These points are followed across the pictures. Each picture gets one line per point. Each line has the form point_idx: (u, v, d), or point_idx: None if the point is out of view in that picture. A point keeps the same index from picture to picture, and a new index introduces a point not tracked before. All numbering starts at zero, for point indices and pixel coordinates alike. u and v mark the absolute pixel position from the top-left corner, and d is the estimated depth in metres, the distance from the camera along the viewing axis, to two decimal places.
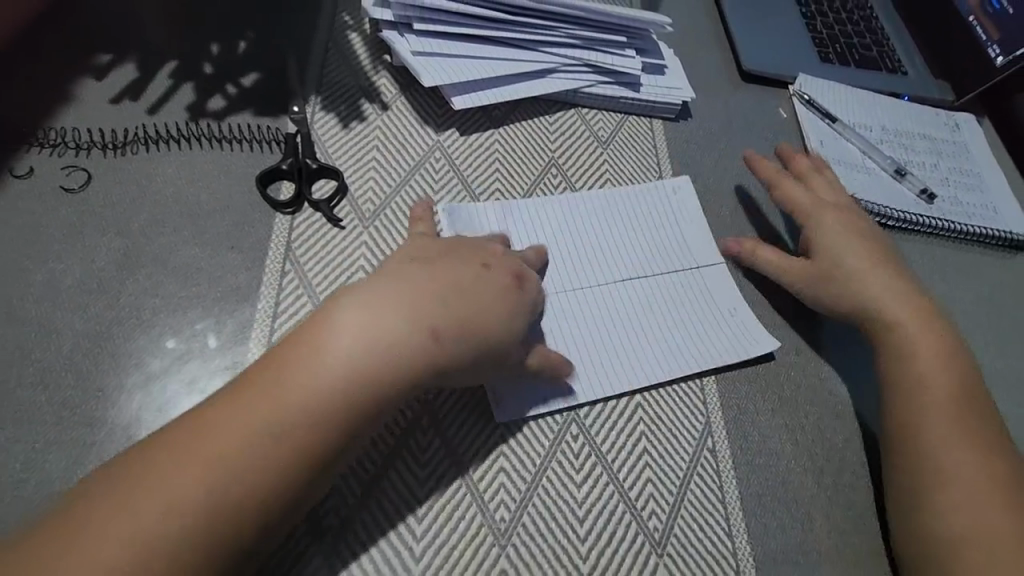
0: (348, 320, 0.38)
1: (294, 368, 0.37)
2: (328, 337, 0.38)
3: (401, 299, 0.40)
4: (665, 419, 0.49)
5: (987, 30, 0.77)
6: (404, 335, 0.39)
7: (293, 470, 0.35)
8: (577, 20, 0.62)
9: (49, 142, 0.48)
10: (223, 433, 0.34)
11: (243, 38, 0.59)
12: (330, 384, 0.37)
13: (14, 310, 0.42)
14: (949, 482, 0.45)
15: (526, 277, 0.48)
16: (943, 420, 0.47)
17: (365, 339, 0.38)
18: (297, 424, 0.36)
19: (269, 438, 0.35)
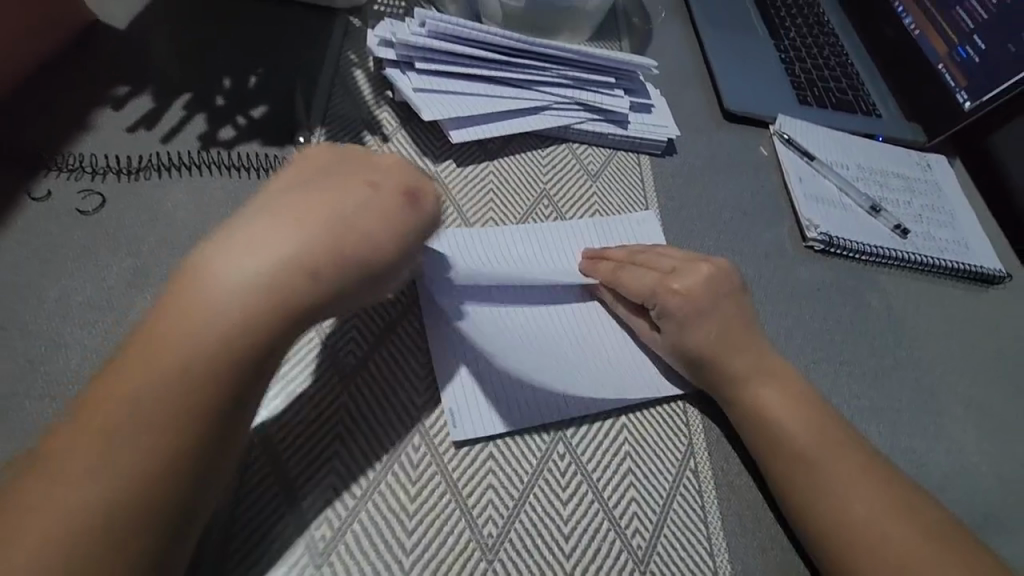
0: (215, 268, 0.35)
1: (158, 338, 0.34)
2: (191, 298, 0.34)
3: (264, 242, 0.36)
4: (649, 439, 0.51)
5: (955, 78, 0.82)
6: (271, 272, 0.36)
7: (181, 438, 0.32)
8: (569, 61, 0.66)
9: (67, 167, 0.51)
10: (95, 428, 0.32)
11: (253, 74, 0.63)
12: (206, 342, 0.34)
13: (27, 324, 0.44)
14: (830, 495, 0.46)
15: (418, 194, 0.43)
16: (801, 434, 0.49)
17: (254, 279, 0.35)
18: (171, 390, 0.33)
19: (157, 404, 0.33)
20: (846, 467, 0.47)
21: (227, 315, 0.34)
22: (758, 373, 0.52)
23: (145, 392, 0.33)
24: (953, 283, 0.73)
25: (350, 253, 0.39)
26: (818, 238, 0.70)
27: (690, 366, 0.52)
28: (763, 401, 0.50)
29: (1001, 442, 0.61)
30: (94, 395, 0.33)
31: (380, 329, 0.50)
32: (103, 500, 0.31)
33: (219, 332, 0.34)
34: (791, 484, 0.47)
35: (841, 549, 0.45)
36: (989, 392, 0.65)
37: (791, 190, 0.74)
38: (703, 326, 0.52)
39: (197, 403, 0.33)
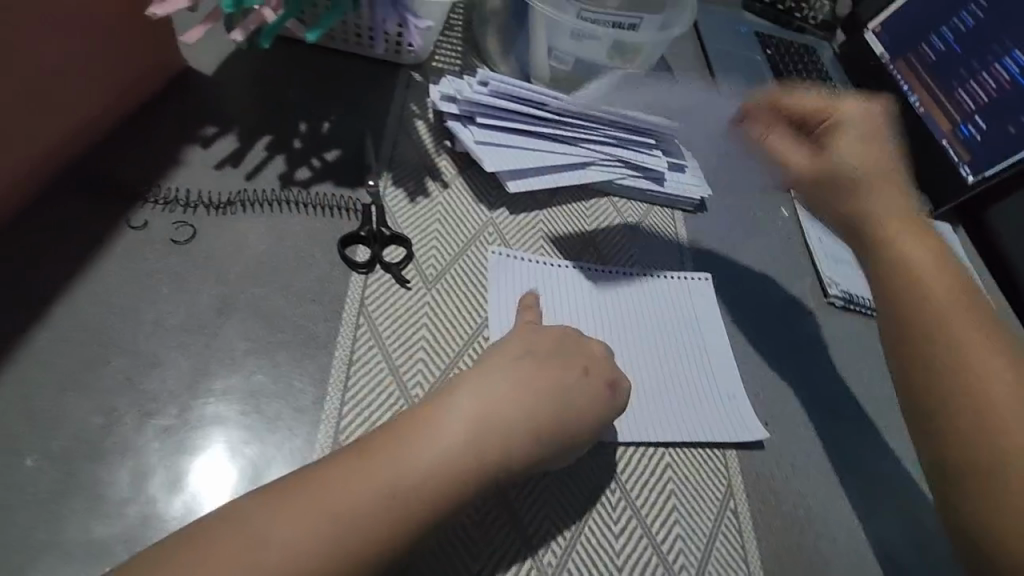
0: (454, 416, 0.43)
1: (389, 459, 0.40)
2: (429, 431, 0.42)
3: (489, 402, 0.44)
4: (692, 479, 0.54)
5: (959, 153, 0.90)
6: (495, 433, 0.43)
7: (367, 552, 0.37)
8: (614, 123, 0.72)
9: (162, 200, 0.55)
10: (308, 517, 0.37)
11: (327, 120, 0.68)
12: (422, 479, 0.40)
13: (127, 343, 0.47)
14: (968, 374, 0.47)
15: (618, 383, 0.51)
16: (912, 256, 0.53)
17: (478, 434, 0.42)
18: (382, 513, 0.38)
19: (379, 513, 0.38)
20: (951, 287, 0.51)
21: (452, 466, 0.41)
22: (898, 219, 0.55)
23: (371, 496, 0.38)
24: None
25: (542, 420, 0.45)
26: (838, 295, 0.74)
27: (848, 220, 0.57)
28: (900, 232, 0.54)
29: None
30: (309, 479, 0.39)
31: (444, 365, 0.54)
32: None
33: (440, 470, 0.40)
34: (889, 278, 0.53)
35: (918, 323, 0.50)
36: None
37: (814, 250, 0.78)
38: (874, 196, 0.56)
39: (382, 538, 0.38)
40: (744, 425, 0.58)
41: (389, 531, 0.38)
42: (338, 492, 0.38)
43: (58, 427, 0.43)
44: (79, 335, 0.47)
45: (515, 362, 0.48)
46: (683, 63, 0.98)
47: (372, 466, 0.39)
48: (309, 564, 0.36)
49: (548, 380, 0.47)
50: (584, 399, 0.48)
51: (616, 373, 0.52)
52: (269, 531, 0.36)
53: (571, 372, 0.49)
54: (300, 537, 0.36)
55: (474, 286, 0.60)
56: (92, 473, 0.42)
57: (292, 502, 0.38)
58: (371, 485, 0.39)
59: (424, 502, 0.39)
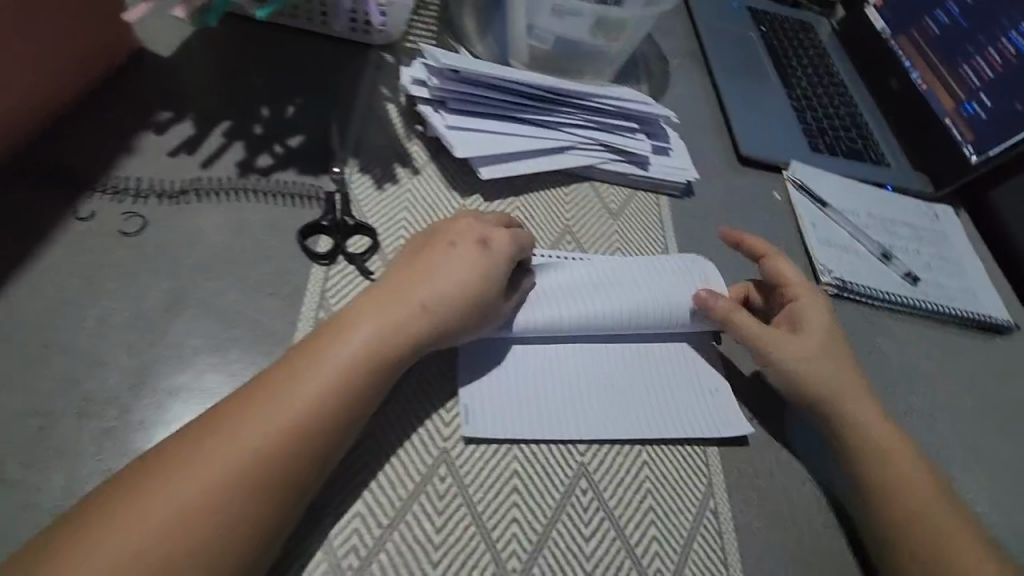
0: (349, 330, 0.44)
1: (288, 380, 0.42)
2: (327, 350, 0.43)
3: (379, 310, 0.46)
4: (670, 477, 0.51)
5: (962, 131, 0.85)
6: (391, 330, 0.45)
7: (292, 459, 0.40)
8: (593, 106, 0.69)
9: (110, 189, 0.53)
10: (225, 444, 0.39)
11: (291, 104, 0.65)
12: (324, 386, 0.42)
13: (68, 342, 0.45)
14: (916, 512, 0.50)
15: (490, 238, 0.52)
16: (854, 399, 0.55)
17: (371, 330, 0.45)
18: (300, 425, 0.41)
19: (294, 418, 0.40)
20: (873, 405, 0.55)
21: (355, 370, 0.43)
22: (832, 347, 0.57)
23: (282, 407, 0.41)
24: (962, 332, 0.74)
25: (429, 299, 0.47)
26: (831, 283, 0.71)
27: (803, 357, 0.56)
28: (826, 361, 0.56)
29: (1010, 491, 0.62)
30: (219, 413, 0.40)
31: None
32: (242, 487, 0.38)
33: (342, 366, 0.43)
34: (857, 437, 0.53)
35: (887, 475, 0.51)
36: (1000, 441, 0.66)
37: (806, 234, 0.76)
38: (821, 318, 0.59)
39: (302, 444, 0.40)
40: (730, 427, 0.55)
41: (309, 428, 0.41)
42: (253, 413, 0.40)
43: None
44: (16, 334, 0.44)
45: (404, 265, 0.49)
46: (671, 41, 0.94)
47: (278, 384, 0.41)
48: (235, 472, 0.38)
49: (424, 268, 0.49)
50: (465, 270, 0.49)
51: (482, 230, 0.53)
52: (194, 460, 0.38)
53: (442, 250, 0.50)
54: (226, 457, 0.38)
55: None
56: (24, 479, 0.40)
57: (206, 434, 0.39)
58: (279, 398, 0.41)
59: (337, 406, 0.42)
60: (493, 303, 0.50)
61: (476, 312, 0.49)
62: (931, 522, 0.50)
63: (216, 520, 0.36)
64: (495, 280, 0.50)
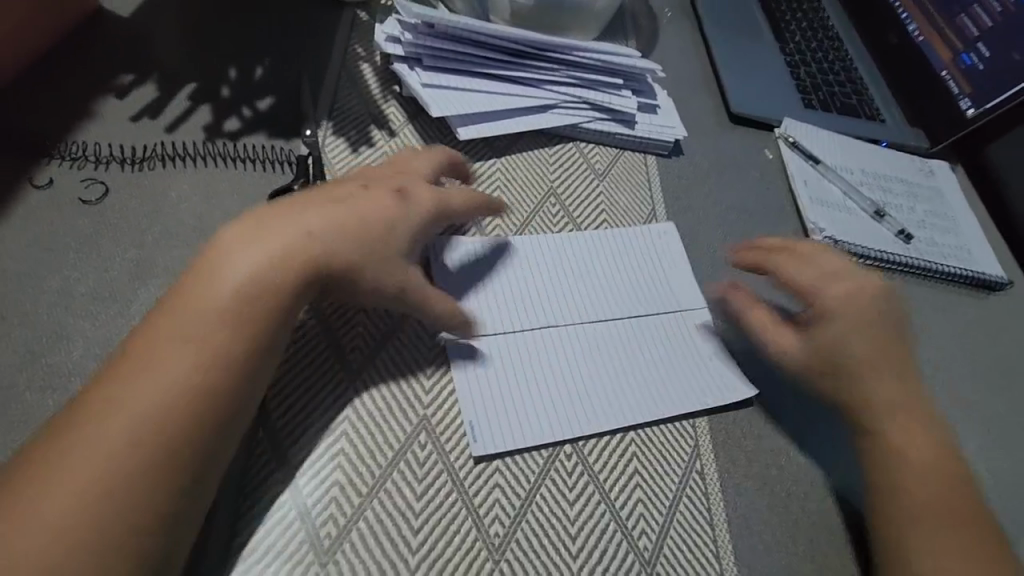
0: (239, 270, 0.40)
1: (175, 334, 0.37)
2: (212, 295, 0.39)
3: (270, 247, 0.41)
4: (656, 441, 0.51)
5: (958, 83, 0.82)
6: (288, 268, 0.41)
7: (197, 417, 0.36)
8: (575, 60, 0.66)
9: (69, 155, 0.50)
10: (113, 411, 0.35)
11: (260, 65, 0.62)
12: (217, 333, 0.38)
13: (30, 314, 0.43)
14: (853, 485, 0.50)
15: (405, 189, 0.49)
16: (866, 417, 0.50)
17: (262, 270, 0.40)
18: (197, 378, 0.37)
19: (187, 373, 0.36)
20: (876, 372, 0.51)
21: (254, 312, 0.39)
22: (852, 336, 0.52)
23: (185, 354, 0.37)
24: (955, 289, 0.73)
25: (328, 227, 0.44)
26: (822, 242, 0.70)
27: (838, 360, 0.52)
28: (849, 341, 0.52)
29: (1000, 445, 0.61)
30: (102, 380, 0.36)
31: (388, 324, 0.50)
32: (157, 444, 0.34)
33: (233, 305, 0.39)
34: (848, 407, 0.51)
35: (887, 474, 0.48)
36: (992, 396, 0.65)
37: (797, 192, 0.74)
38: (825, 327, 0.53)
39: (203, 401, 0.36)
40: (718, 392, 0.54)
41: (208, 377, 0.37)
42: (137, 370, 0.36)
43: None
44: None
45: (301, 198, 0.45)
46: None
47: (164, 337, 0.37)
48: (132, 443, 0.34)
49: (328, 198, 0.45)
50: (364, 206, 0.46)
51: (401, 183, 0.49)
52: (99, 427, 0.34)
53: (347, 188, 0.47)
54: (121, 423, 0.34)
55: None
56: None
57: (91, 404, 0.35)
58: (177, 344, 0.37)
59: (239, 352, 0.38)
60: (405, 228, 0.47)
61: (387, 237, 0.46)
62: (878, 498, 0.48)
63: (116, 493, 0.33)
64: (398, 210, 0.47)
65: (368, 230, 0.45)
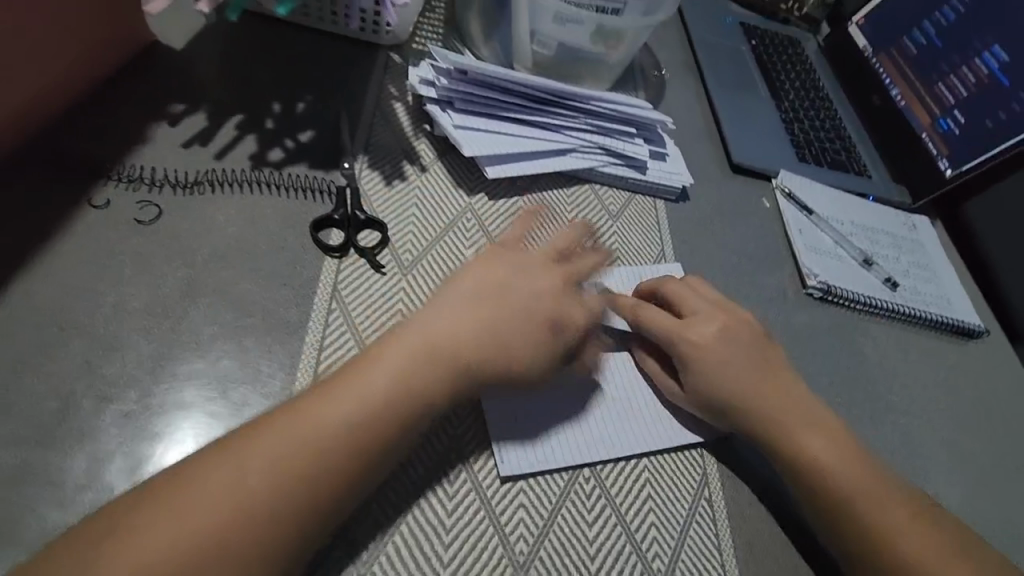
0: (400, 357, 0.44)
1: (332, 401, 0.41)
2: (374, 376, 0.42)
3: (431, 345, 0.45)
4: (668, 468, 0.54)
5: (937, 146, 0.90)
6: (443, 372, 0.44)
7: (323, 488, 0.38)
8: (595, 110, 0.71)
9: (125, 177, 0.53)
10: (257, 455, 0.38)
11: (301, 99, 0.66)
12: (369, 412, 0.41)
13: (86, 326, 0.45)
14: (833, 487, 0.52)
15: (566, 310, 0.51)
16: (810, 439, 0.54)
17: (418, 365, 0.44)
18: (338, 451, 0.39)
19: (330, 442, 0.39)
20: (771, 395, 0.55)
21: (404, 402, 0.42)
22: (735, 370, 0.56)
23: (329, 437, 0.39)
24: (936, 335, 0.79)
25: (485, 344, 0.46)
26: (817, 286, 0.75)
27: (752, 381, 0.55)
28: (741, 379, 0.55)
29: (979, 484, 0.66)
30: (260, 423, 0.40)
31: None
32: (274, 512, 0.36)
33: (390, 391, 0.42)
34: (772, 443, 0.54)
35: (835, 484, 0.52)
36: (971, 437, 0.70)
37: (792, 240, 0.79)
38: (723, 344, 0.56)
39: (336, 474, 0.39)
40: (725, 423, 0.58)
41: (348, 453, 0.40)
42: (295, 425, 0.39)
43: (8, 411, 0.41)
44: (33, 316, 0.45)
45: (466, 298, 0.49)
46: (667, 52, 0.97)
47: (325, 401, 0.41)
48: (263, 493, 0.37)
49: (490, 308, 0.48)
50: (529, 325, 0.49)
51: (563, 303, 0.51)
52: (241, 459, 0.37)
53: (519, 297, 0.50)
54: (260, 470, 0.37)
55: (451, 269, 0.59)
56: (45, 459, 0.40)
57: (246, 443, 0.38)
58: (326, 424, 0.40)
59: (380, 435, 0.41)
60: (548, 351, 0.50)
61: (534, 362, 0.49)
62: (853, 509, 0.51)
63: (236, 535, 0.35)
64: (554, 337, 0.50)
65: (515, 349, 0.48)
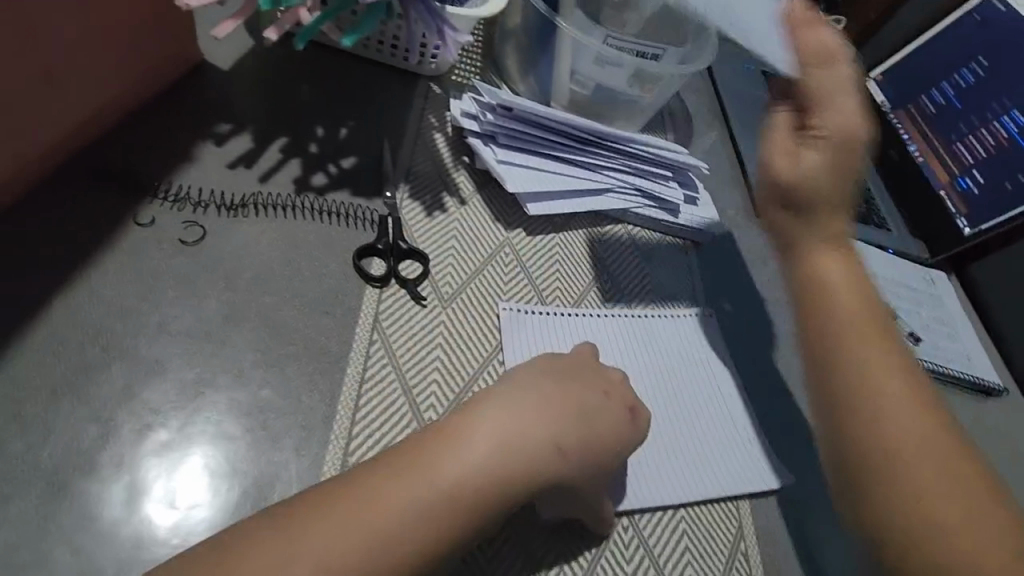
0: (482, 443, 0.40)
1: (408, 483, 0.38)
2: (455, 463, 0.39)
3: (514, 432, 0.42)
4: (705, 520, 0.53)
5: (956, 203, 0.92)
6: (523, 464, 0.41)
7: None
8: (632, 152, 0.72)
9: (171, 196, 0.53)
10: (325, 538, 0.35)
11: (344, 125, 0.66)
12: (447, 501, 0.38)
13: (128, 348, 0.44)
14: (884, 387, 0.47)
15: (638, 409, 0.50)
16: (853, 330, 0.49)
17: (502, 457, 0.40)
18: (409, 542, 0.36)
19: (401, 532, 0.36)
20: (849, 286, 0.51)
21: (483, 495, 0.39)
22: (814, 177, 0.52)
23: (399, 524, 0.36)
24: (956, 391, 0.79)
25: (565, 441, 0.44)
26: None
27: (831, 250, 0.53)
28: (819, 259, 0.52)
29: None
30: (327, 495, 0.37)
31: (460, 386, 0.52)
32: None
33: (470, 483, 0.39)
34: (822, 329, 0.50)
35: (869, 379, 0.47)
36: None
37: None
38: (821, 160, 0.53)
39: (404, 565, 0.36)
40: (759, 474, 0.57)
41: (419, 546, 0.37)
42: (367, 505, 0.37)
43: (45, 436, 0.40)
44: (75, 336, 0.44)
45: (540, 377, 0.47)
46: (695, 96, 0.99)
47: (400, 483, 0.38)
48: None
49: (572, 404, 0.46)
50: (604, 424, 0.47)
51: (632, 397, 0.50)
52: (306, 542, 0.35)
53: (592, 390, 0.48)
54: (327, 556, 0.34)
55: (490, 304, 0.58)
56: (84, 488, 0.39)
57: (311, 520, 0.35)
58: (405, 502, 0.37)
59: (453, 530, 0.38)
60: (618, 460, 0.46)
61: (607, 467, 0.46)
62: (905, 419, 0.45)
63: None
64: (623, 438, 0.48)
65: (590, 459, 0.45)
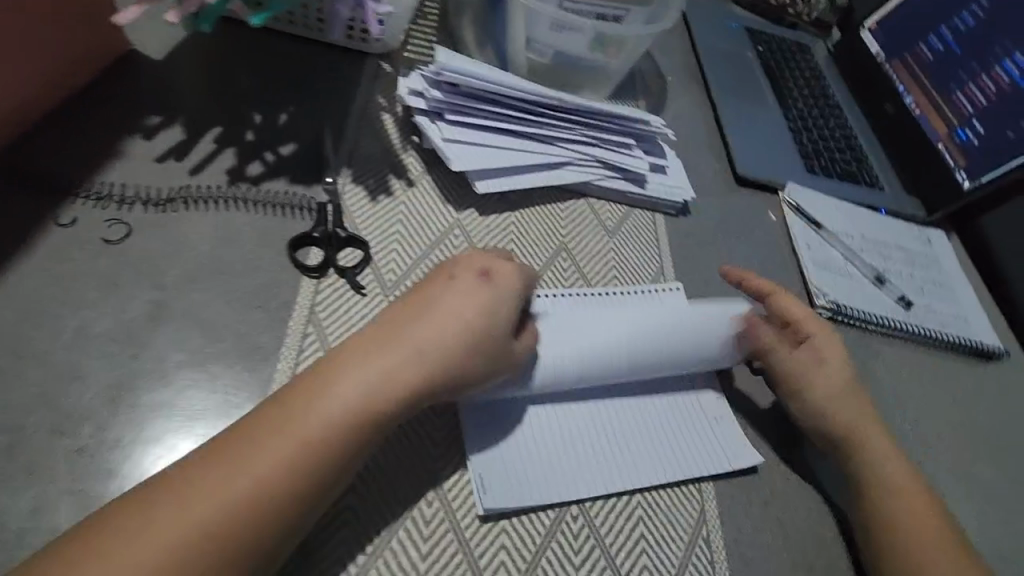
0: (345, 369, 0.39)
1: (279, 426, 0.37)
2: (324, 395, 0.38)
3: (376, 348, 0.41)
4: (663, 505, 0.51)
5: (953, 155, 0.86)
6: (392, 370, 0.40)
7: (283, 506, 0.36)
8: (593, 121, 0.68)
9: (94, 195, 0.51)
10: (198, 492, 0.34)
11: (283, 110, 0.63)
12: (321, 428, 0.37)
13: (45, 354, 0.43)
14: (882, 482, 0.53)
15: (494, 270, 0.47)
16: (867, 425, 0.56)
17: (372, 374, 0.40)
18: (290, 476, 0.36)
19: (281, 465, 0.36)
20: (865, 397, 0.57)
21: (358, 412, 0.39)
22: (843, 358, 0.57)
23: (274, 462, 0.36)
24: (953, 357, 0.75)
25: (436, 336, 0.42)
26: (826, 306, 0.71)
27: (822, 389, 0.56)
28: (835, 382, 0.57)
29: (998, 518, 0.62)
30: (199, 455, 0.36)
31: None
32: (232, 544, 0.34)
33: (345, 405, 0.38)
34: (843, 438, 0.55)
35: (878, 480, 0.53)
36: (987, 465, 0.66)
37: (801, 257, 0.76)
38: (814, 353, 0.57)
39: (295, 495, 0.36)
40: (723, 455, 0.54)
41: (305, 472, 0.36)
42: (239, 457, 0.36)
43: None
44: None
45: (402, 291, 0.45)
46: (671, 58, 0.93)
47: (267, 428, 0.37)
48: (214, 531, 0.33)
49: (432, 300, 0.44)
50: (469, 305, 0.44)
51: (487, 261, 0.48)
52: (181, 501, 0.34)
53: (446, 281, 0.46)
54: (204, 509, 0.34)
55: None
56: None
57: (182, 484, 0.34)
58: (278, 442, 0.36)
59: (334, 448, 0.38)
60: (507, 349, 0.45)
61: (495, 351, 0.45)
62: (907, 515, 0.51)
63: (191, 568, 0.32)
64: (504, 320, 0.46)
65: (473, 352, 0.43)
